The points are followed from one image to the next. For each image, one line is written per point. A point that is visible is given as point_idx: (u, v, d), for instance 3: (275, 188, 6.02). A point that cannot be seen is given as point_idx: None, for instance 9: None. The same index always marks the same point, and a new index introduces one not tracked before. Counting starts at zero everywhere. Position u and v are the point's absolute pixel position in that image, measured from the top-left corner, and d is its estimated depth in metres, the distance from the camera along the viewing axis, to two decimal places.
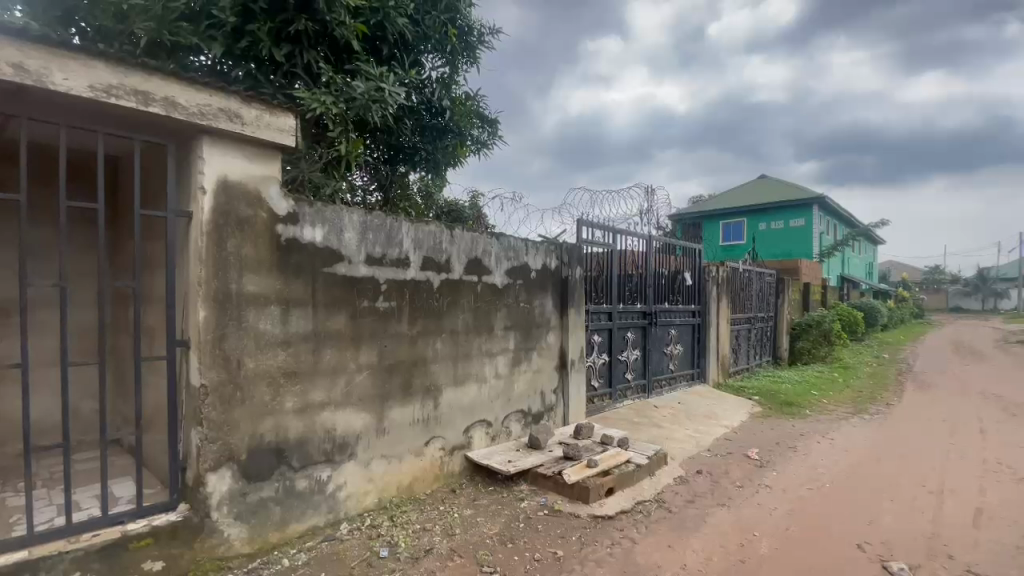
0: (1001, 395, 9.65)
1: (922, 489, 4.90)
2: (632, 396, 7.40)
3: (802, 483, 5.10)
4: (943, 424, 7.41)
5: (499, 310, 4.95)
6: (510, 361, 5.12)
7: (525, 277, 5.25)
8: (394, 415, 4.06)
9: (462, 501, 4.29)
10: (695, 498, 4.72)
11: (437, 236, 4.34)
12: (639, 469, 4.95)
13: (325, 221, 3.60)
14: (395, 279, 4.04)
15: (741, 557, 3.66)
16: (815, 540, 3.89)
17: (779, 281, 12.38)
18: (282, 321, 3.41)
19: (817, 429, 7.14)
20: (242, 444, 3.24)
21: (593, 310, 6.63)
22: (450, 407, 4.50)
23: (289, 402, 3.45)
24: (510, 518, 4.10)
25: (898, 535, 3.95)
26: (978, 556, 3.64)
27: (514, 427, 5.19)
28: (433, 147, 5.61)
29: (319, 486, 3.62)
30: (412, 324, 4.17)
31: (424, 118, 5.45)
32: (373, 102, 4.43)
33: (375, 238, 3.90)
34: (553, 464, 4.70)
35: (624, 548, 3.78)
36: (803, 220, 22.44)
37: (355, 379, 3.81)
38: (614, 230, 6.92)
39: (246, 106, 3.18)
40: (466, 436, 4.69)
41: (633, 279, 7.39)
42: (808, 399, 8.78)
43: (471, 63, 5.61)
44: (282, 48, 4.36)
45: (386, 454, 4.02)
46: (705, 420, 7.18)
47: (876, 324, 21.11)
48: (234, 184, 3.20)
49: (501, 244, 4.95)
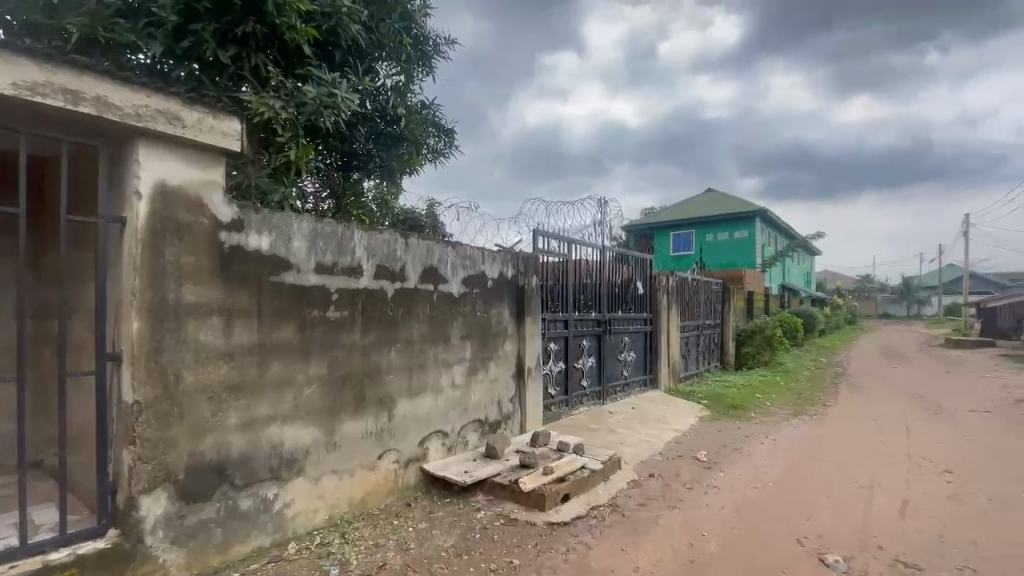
0: (923, 395, 10.47)
1: (855, 484, 5.22)
2: (588, 403, 7.50)
3: (747, 483, 5.32)
4: (873, 423, 7.93)
5: (455, 319, 4.92)
6: (467, 371, 5.09)
7: (481, 286, 5.26)
8: (346, 429, 3.95)
9: (417, 515, 4.22)
10: (648, 501, 4.84)
11: (392, 244, 4.28)
12: (594, 475, 5.01)
13: (272, 228, 3.49)
14: (347, 287, 3.95)
15: (691, 557, 3.77)
16: (759, 537, 4.06)
17: (725, 290, 12.94)
18: (224, 333, 3.26)
19: (760, 430, 7.48)
20: (179, 462, 3.06)
21: (549, 319, 6.71)
22: (404, 418, 4.42)
23: (232, 417, 3.30)
24: (466, 529, 4.05)
25: (833, 529, 4.18)
26: (905, 546, 3.90)
27: (471, 437, 5.16)
28: (387, 155, 5.54)
29: (265, 505, 3.47)
30: (365, 334, 4.09)
31: (378, 126, 5.39)
32: (325, 108, 4.34)
33: (326, 246, 3.81)
34: (510, 473, 4.70)
35: (580, 554, 3.81)
36: (746, 232, 23.59)
37: (304, 392, 3.68)
38: (569, 240, 7.04)
39: (188, 109, 3.05)
40: (422, 448, 4.61)
41: (588, 288, 7.52)
42: (753, 402, 9.19)
43: (426, 72, 5.61)
44: (227, 50, 4.21)
45: (337, 469, 3.90)
46: (657, 424, 7.37)
47: (814, 329, 22.43)
48: (173, 190, 3.06)
49: (457, 253, 4.94)
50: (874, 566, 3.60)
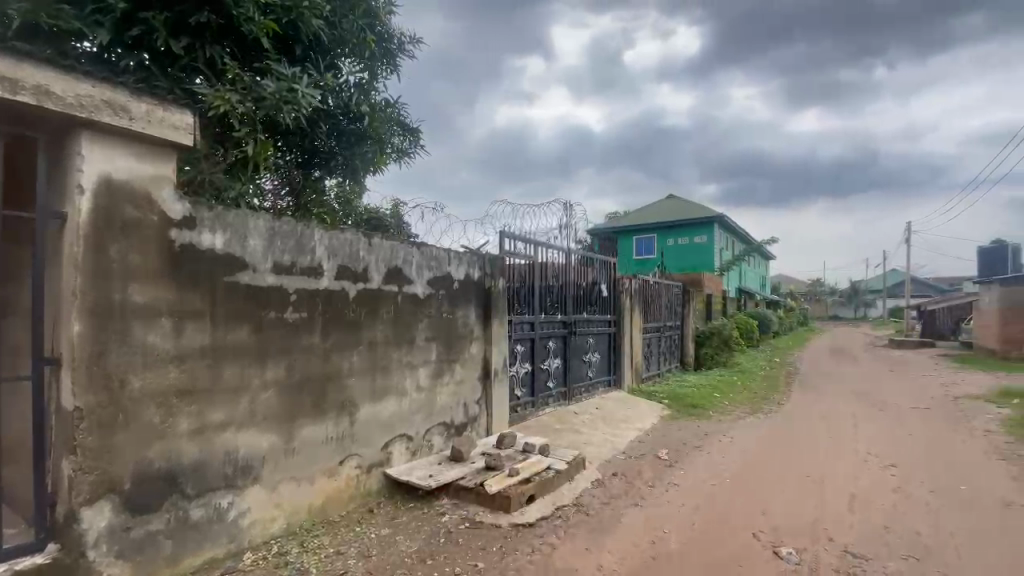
0: (869, 393, 11.02)
1: (807, 479, 5.44)
2: (553, 404, 7.54)
3: (706, 480, 5.47)
4: (824, 421, 8.29)
5: (420, 321, 4.87)
6: (432, 373, 5.03)
7: (447, 287, 5.22)
8: (305, 434, 3.84)
9: (380, 521, 4.14)
10: (611, 500, 4.90)
11: (354, 244, 4.19)
12: (559, 475, 5.04)
13: (227, 226, 3.36)
14: (307, 288, 3.84)
15: (652, 554, 3.83)
16: (717, 532, 4.18)
17: (685, 292, 13.30)
18: (175, 335, 3.11)
19: (719, 429, 7.70)
20: (125, 472, 2.90)
21: (516, 320, 6.72)
22: (367, 422, 4.33)
23: (183, 424, 3.15)
24: (430, 534, 4.00)
25: (787, 523, 4.33)
26: (853, 537, 4.08)
27: (435, 440, 5.10)
28: (349, 153, 5.44)
29: (219, 514, 3.32)
30: (326, 336, 3.98)
31: (340, 123, 5.27)
32: (285, 103, 4.21)
33: (284, 245, 3.69)
34: (475, 476, 4.67)
35: (544, 554, 3.82)
36: (705, 237, 24.32)
37: (260, 397, 3.55)
38: (535, 242, 7.08)
39: (136, 100, 2.90)
40: (385, 453, 4.52)
41: (554, 290, 7.57)
42: (712, 401, 9.45)
43: (391, 70, 5.53)
44: (180, 40, 4.04)
45: (295, 476, 3.78)
46: (621, 424, 7.49)
47: (769, 331, 23.31)
48: (120, 185, 2.90)
49: (423, 253, 4.88)
50: (824, 557, 3.76)
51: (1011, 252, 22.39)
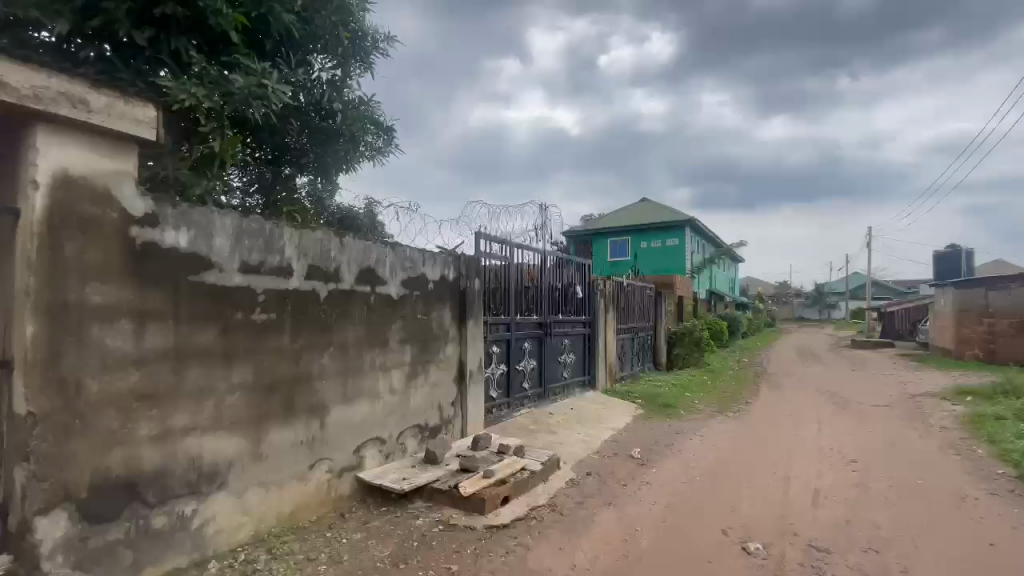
0: (833, 391, 11.40)
1: (775, 475, 5.59)
2: (529, 405, 7.55)
3: (677, 478, 5.56)
4: (790, 419, 8.53)
5: (394, 322, 4.81)
6: (406, 375, 4.98)
7: (422, 288, 5.17)
8: (274, 438, 3.75)
9: (351, 525, 4.07)
10: (585, 499, 4.94)
11: (325, 244, 4.12)
12: (533, 476, 5.05)
13: (192, 224, 3.25)
14: (276, 288, 3.75)
15: (624, 552, 3.87)
16: (688, 530, 4.25)
17: (658, 294, 13.52)
18: (136, 337, 2.99)
19: (690, 428, 7.84)
20: (81, 480, 2.77)
21: (492, 321, 6.70)
22: (338, 426, 4.26)
23: (144, 429, 3.03)
24: (403, 538, 3.96)
25: (755, 519, 4.44)
26: (817, 531, 4.21)
27: (409, 443, 5.04)
28: (321, 150, 5.35)
29: (182, 522, 3.21)
30: (295, 338, 3.89)
31: (312, 120, 5.18)
32: (254, 99, 4.10)
33: (252, 244, 3.60)
34: (449, 478, 4.64)
35: (519, 555, 3.82)
36: (677, 239, 24.78)
37: (226, 401, 3.44)
38: (511, 244, 7.09)
39: (95, 93, 2.79)
40: (357, 456, 4.45)
41: (529, 291, 7.59)
42: (684, 400, 9.62)
43: (365, 68, 5.46)
44: (144, 32, 3.90)
45: (263, 482, 3.68)
46: (595, 424, 7.55)
47: (738, 331, 23.90)
48: (77, 180, 2.78)
49: (397, 254, 4.82)
50: (790, 552, 3.86)
51: (964, 257, 23.54)
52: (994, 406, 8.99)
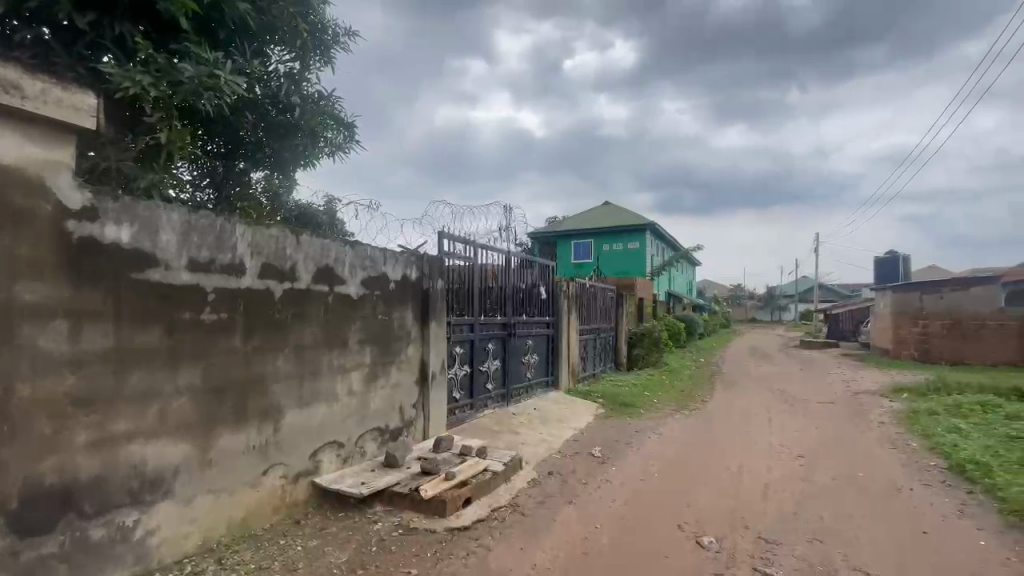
0: (782, 389, 11.91)
1: (728, 471, 5.80)
2: (492, 406, 7.53)
3: (636, 475, 5.68)
4: (743, 416, 8.86)
5: (353, 322, 4.71)
6: (366, 376, 4.88)
7: (382, 288, 5.09)
8: (224, 443, 3.60)
9: (307, 532, 3.96)
10: (546, 499, 4.98)
11: (280, 241, 3.98)
12: (495, 477, 5.05)
13: (135, 219, 3.08)
14: (226, 287, 3.60)
15: (584, 550, 3.92)
16: (646, 525, 4.34)
17: (619, 295, 13.78)
18: (72, 337, 2.81)
19: (649, 426, 8.02)
20: (9, 490, 2.58)
21: (455, 322, 6.65)
22: (293, 430, 4.12)
23: (82, 435, 2.85)
24: (361, 543, 3.87)
25: (709, 513, 4.59)
26: (767, 524, 4.39)
27: (369, 447, 4.94)
28: (278, 145, 5.18)
29: (123, 534, 3.03)
30: (247, 339, 3.75)
31: (268, 114, 5.01)
32: (205, 90, 3.93)
33: (201, 240, 3.44)
34: (410, 481, 4.57)
35: (479, 556, 3.81)
36: (638, 243, 25.33)
37: (171, 405, 3.28)
38: (474, 244, 7.06)
39: (28, 77, 2.61)
40: (313, 461, 4.33)
41: (493, 291, 7.58)
42: (643, 399, 9.84)
43: (325, 62, 5.32)
44: (85, 14, 3.68)
45: (212, 489, 3.52)
46: (557, 424, 7.61)
47: (695, 332, 24.65)
48: (7, 170, 2.59)
49: (356, 253, 4.72)
50: (741, 544, 4.01)
51: (901, 263, 25.09)
52: (927, 402, 9.61)
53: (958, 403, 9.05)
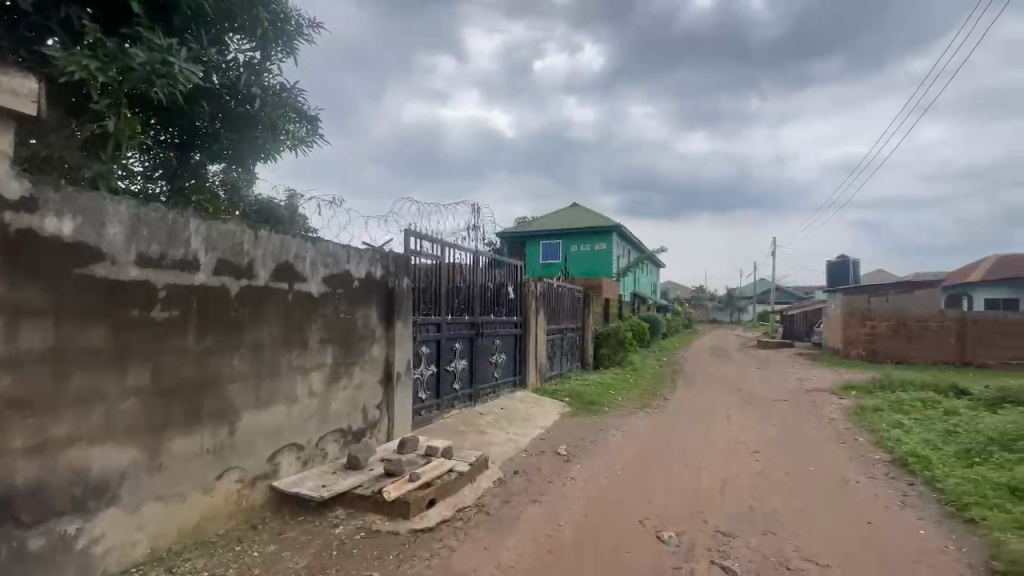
0: (741, 388, 12.32)
1: (688, 467, 5.95)
2: (459, 406, 7.49)
3: (600, 472, 5.77)
4: (704, 414, 9.12)
5: (314, 321, 4.59)
6: (328, 377, 4.77)
7: (346, 286, 4.99)
8: (176, 446, 3.45)
9: (264, 537, 3.84)
10: (511, 498, 4.99)
11: (237, 236, 3.84)
12: (461, 477, 5.02)
13: (78, 211, 2.92)
14: (179, 283, 3.45)
15: (548, 548, 3.95)
16: (609, 522, 4.41)
17: (586, 295, 13.94)
18: (6, 336, 2.63)
19: (614, 424, 8.15)
20: None
21: (421, 321, 6.58)
22: (250, 432, 3.99)
23: (18, 440, 2.68)
24: (321, 547, 3.78)
25: (669, 508, 4.70)
26: (724, 517, 4.53)
27: (330, 449, 4.83)
28: (236, 136, 5.01)
29: (64, 543, 2.86)
30: (201, 338, 3.60)
31: (226, 104, 4.83)
32: (157, 77, 3.76)
33: (152, 235, 3.29)
34: (373, 483, 4.50)
35: (443, 558, 3.77)
36: (605, 245, 25.70)
37: (118, 407, 3.12)
38: (442, 243, 7.01)
39: None
40: (272, 463, 4.20)
41: (461, 291, 7.55)
42: (608, 398, 9.99)
43: (287, 53, 5.16)
44: None
45: (163, 494, 3.37)
46: (523, 423, 7.64)
47: (659, 332, 25.20)
48: None
49: (318, 249, 4.61)
50: (699, 538, 4.12)
51: (852, 267, 26.35)
52: (873, 399, 10.13)
53: (901, 400, 9.57)
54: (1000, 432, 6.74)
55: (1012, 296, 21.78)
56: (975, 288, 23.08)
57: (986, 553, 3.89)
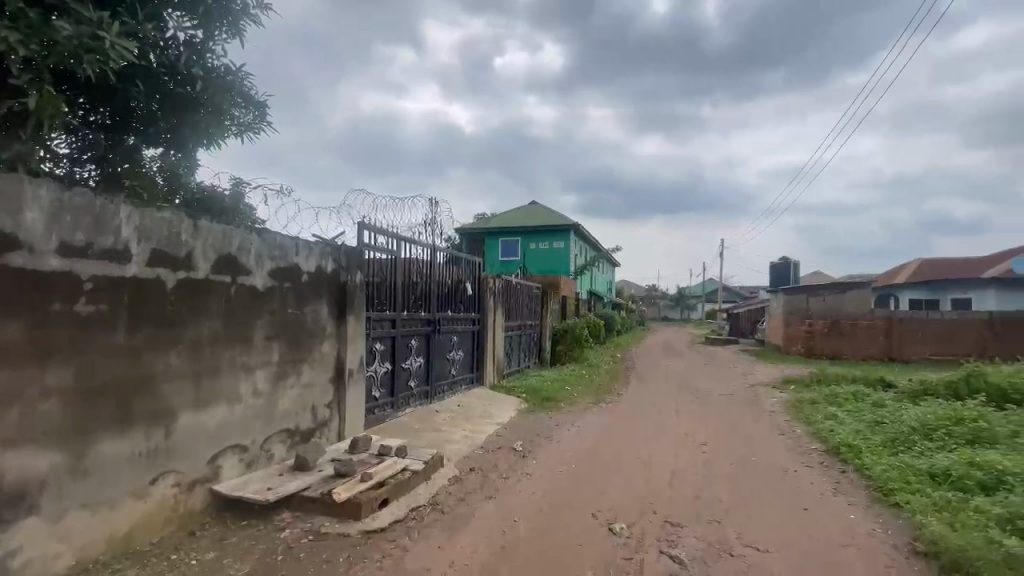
0: (691, 383, 12.76)
1: (641, 460, 6.10)
2: (414, 404, 7.37)
3: (555, 467, 5.83)
4: (656, 408, 9.38)
5: (259, 317, 4.39)
6: (274, 375, 4.58)
7: (294, 280, 4.79)
8: (105, 450, 3.21)
9: (204, 544, 3.64)
10: (466, 495, 4.95)
11: (174, 226, 3.61)
12: (415, 476, 4.93)
13: None
14: (107, 274, 3.20)
15: (503, 544, 3.94)
16: (563, 516, 4.45)
17: (544, 293, 14.04)
18: None
19: (569, 419, 8.25)
20: None
21: (376, 317, 6.41)
22: (188, 434, 3.77)
23: None
24: (266, 553, 3.62)
25: (622, 501, 4.80)
26: (674, 508, 4.67)
27: (276, 450, 4.64)
28: (175, 119, 4.70)
29: None
30: (133, 334, 3.36)
31: (163, 85, 4.52)
32: (85, 53, 3.45)
33: (76, 222, 3.03)
34: (322, 484, 4.34)
35: (396, 558, 3.69)
36: (563, 243, 25.96)
37: (36, 408, 2.86)
38: (398, 237, 6.86)
39: None
40: (213, 466, 3.99)
41: (417, 287, 7.42)
42: (564, 394, 10.10)
43: (233, 34, 4.89)
44: None
45: (89, 502, 3.13)
46: (480, 420, 7.61)
47: (614, 330, 25.73)
48: None
49: (263, 241, 4.40)
50: (649, 529, 4.22)
51: (794, 268, 27.75)
52: (811, 393, 10.71)
53: (836, 394, 10.17)
54: (922, 422, 7.27)
55: (933, 296, 23.50)
56: (903, 289, 24.75)
57: (909, 536, 4.17)
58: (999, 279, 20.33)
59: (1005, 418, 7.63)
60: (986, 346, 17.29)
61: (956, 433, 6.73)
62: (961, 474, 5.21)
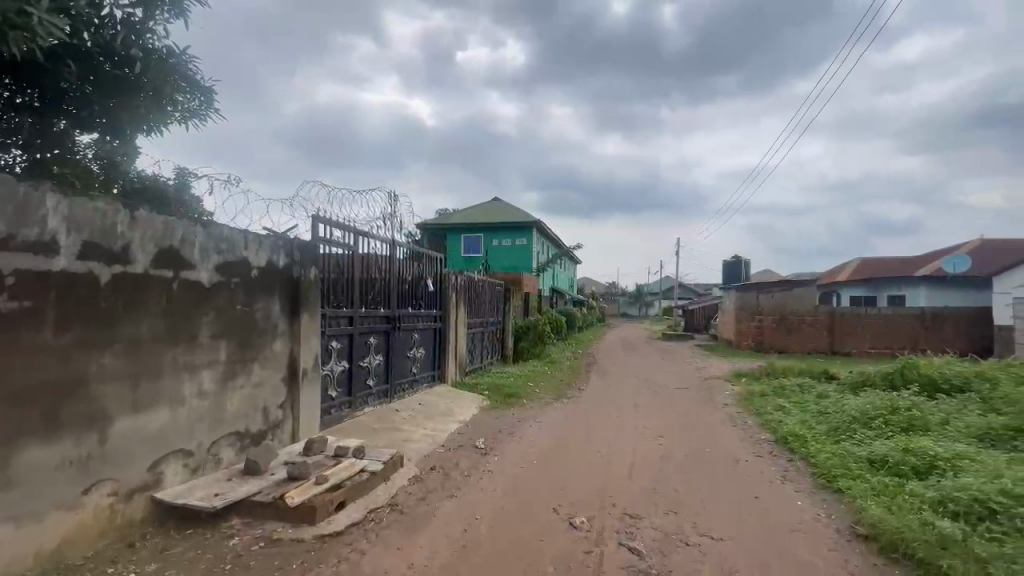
0: (650, 378, 13.07)
1: (601, 454, 6.19)
2: (373, 403, 7.20)
3: (516, 464, 5.83)
4: (616, 403, 9.53)
5: (205, 314, 4.16)
6: (221, 375, 4.36)
7: (243, 275, 4.57)
8: (31, 458, 2.96)
9: (144, 556, 3.42)
10: (427, 495, 4.88)
11: (109, 217, 3.36)
12: (373, 477, 4.81)
13: None
14: (31, 268, 2.95)
15: (463, 543, 3.89)
16: (524, 513, 4.44)
17: (507, 289, 14.01)
18: None
19: (531, 416, 8.28)
20: None
21: (332, 314, 6.21)
22: (126, 439, 3.53)
23: None
24: (213, 562, 3.45)
25: (582, 495, 4.85)
26: (631, 501, 4.76)
27: (224, 453, 4.42)
28: (111, 103, 4.39)
29: None
30: (62, 333, 3.12)
31: (98, 66, 4.20)
32: (10, 29, 3.16)
33: None
34: (274, 488, 4.17)
35: (353, 562, 3.59)
36: (525, 240, 26.03)
37: None
38: (355, 231, 6.66)
39: None
40: (154, 473, 3.76)
41: (376, 283, 7.24)
42: (526, 390, 10.14)
43: (176, 14, 4.60)
44: None
45: (13, 516, 2.88)
46: (441, 418, 7.53)
47: (575, 326, 26.06)
48: None
49: (209, 233, 4.16)
50: (608, 521, 4.29)
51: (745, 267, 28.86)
52: (761, 385, 11.17)
53: (784, 386, 10.64)
54: (862, 412, 7.70)
55: (871, 293, 24.94)
56: (844, 286, 26.15)
57: (850, 519, 4.40)
58: (929, 277, 21.75)
59: (936, 406, 8.18)
60: (918, 340, 18.47)
61: (893, 422, 7.16)
62: (897, 459, 5.55)
